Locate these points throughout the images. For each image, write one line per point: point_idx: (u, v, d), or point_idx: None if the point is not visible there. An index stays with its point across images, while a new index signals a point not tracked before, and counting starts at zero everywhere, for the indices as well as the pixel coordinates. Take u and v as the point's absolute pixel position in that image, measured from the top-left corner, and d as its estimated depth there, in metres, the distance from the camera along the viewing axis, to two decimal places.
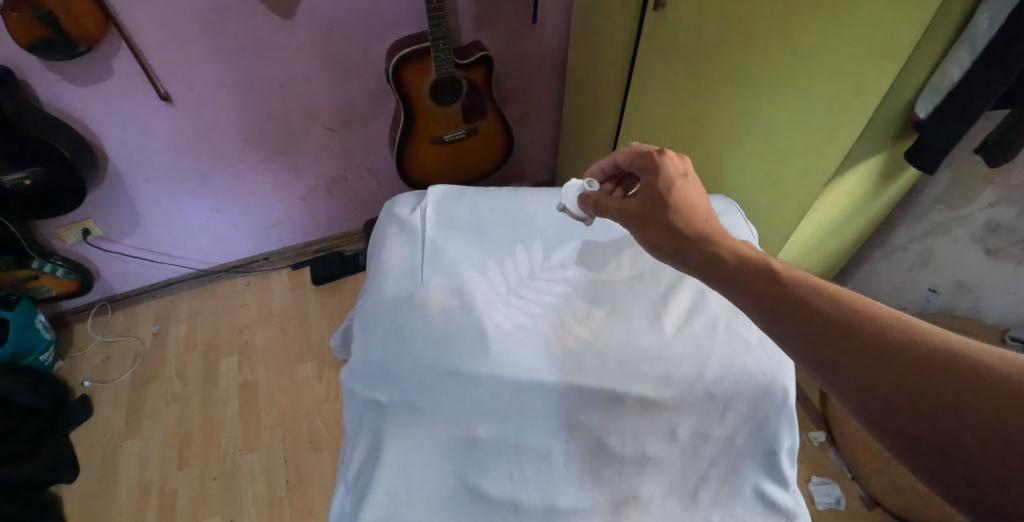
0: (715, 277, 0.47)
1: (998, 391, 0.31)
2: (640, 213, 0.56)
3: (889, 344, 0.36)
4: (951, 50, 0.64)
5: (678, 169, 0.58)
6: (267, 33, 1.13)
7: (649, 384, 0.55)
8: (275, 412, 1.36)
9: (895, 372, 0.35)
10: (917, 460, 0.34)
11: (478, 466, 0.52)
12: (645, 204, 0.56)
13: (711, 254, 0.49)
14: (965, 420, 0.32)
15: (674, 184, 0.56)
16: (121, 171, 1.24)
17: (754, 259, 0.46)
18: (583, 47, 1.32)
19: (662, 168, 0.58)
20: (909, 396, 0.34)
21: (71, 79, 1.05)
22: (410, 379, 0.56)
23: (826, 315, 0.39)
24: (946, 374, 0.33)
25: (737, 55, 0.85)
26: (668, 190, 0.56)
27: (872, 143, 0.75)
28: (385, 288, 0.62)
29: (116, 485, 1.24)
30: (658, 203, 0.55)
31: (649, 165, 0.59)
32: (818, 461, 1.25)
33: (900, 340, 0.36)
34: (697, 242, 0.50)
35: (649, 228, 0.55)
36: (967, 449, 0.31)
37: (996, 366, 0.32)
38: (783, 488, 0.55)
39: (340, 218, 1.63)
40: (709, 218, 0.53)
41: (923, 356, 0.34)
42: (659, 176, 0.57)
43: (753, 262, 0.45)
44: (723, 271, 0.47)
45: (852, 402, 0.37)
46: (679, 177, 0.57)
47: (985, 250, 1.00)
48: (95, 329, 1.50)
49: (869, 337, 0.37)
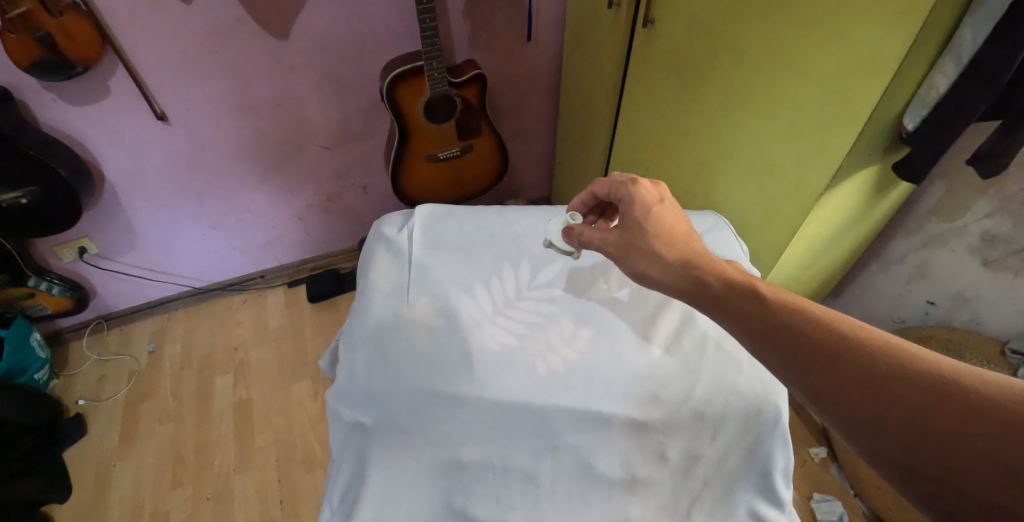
0: (703, 302, 0.47)
1: (991, 419, 0.30)
2: (621, 242, 0.56)
3: (880, 374, 0.35)
4: (937, 62, 0.64)
5: (653, 196, 0.58)
6: (263, 54, 1.14)
7: (636, 404, 0.54)
8: (270, 430, 1.35)
9: (882, 400, 0.34)
10: (915, 488, 0.33)
11: (465, 490, 0.51)
12: (627, 232, 0.56)
13: (697, 280, 0.48)
14: (960, 449, 0.31)
15: (650, 210, 0.56)
16: (118, 190, 1.25)
17: (740, 282, 0.46)
18: (576, 64, 1.33)
19: (637, 198, 0.58)
20: (901, 421, 0.33)
21: (68, 99, 1.06)
22: (394, 401, 0.55)
23: (807, 342, 0.39)
24: (938, 404, 0.32)
25: (726, 72, 0.86)
26: (647, 216, 0.56)
27: (862, 157, 0.74)
28: (372, 309, 0.62)
29: (107, 505, 1.22)
30: (636, 231, 0.55)
31: (625, 195, 0.59)
32: (820, 478, 1.23)
33: (889, 368, 0.35)
34: (679, 269, 0.50)
35: (633, 256, 0.54)
36: (964, 476, 0.30)
37: (993, 393, 0.31)
38: (779, 509, 0.53)
39: (337, 235, 1.63)
40: (693, 241, 0.53)
41: (912, 381, 0.34)
42: (634, 204, 0.57)
43: (739, 289, 0.45)
44: (710, 296, 0.47)
45: (847, 431, 0.36)
46: (655, 203, 0.57)
47: (982, 262, 0.99)
48: (91, 347, 1.50)
49: (853, 364, 0.36)
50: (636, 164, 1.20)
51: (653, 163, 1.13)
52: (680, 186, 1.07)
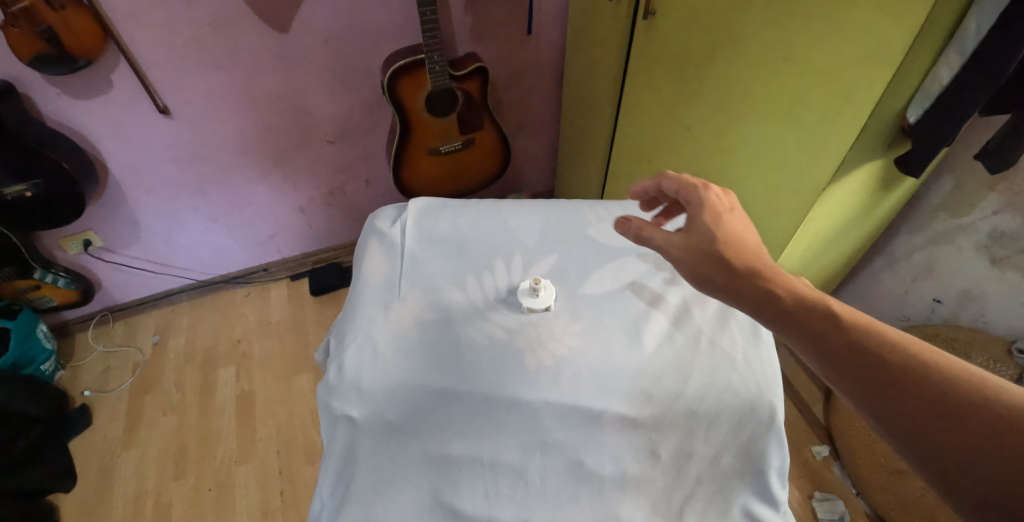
0: (768, 314, 0.45)
1: None
2: (685, 246, 0.52)
3: (959, 405, 0.32)
4: (942, 53, 0.62)
5: (723, 203, 0.54)
6: (264, 47, 1.14)
7: (627, 401, 0.54)
8: (272, 422, 1.36)
9: (967, 433, 0.31)
10: None
11: (453, 485, 0.50)
12: (691, 237, 0.52)
13: (763, 291, 0.46)
14: None
15: (720, 218, 0.52)
16: (121, 183, 1.26)
17: (811, 298, 0.43)
18: (578, 58, 1.32)
19: (708, 202, 0.54)
20: (979, 456, 0.30)
21: (71, 93, 1.06)
22: (384, 394, 0.54)
23: (880, 366, 0.36)
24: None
25: (727, 65, 0.85)
26: (716, 223, 0.52)
27: (864, 151, 0.73)
28: (364, 301, 0.62)
29: (112, 495, 1.24)
30: (702, 236, 0.51)
31: (694, 199, 0.55)
32: (822, 477, 1.22)
33: (974, 400, 0.32)
34: (746, 280, 0.47)
35: (696, 261, 0.51)
36: None
37: None
38: (774, 508, 0.52)
39: (340, 229, 1.64)
40: (761, 254, 0.49)
41: (991, 418, 0.31)
42: (704, 209, 0.53)
43: (809, 307, 0.42)
44: (777, 309, 0.44)
45: (918, 463, 0.33)
46: (724, 211, 0.54)
47: (990, 260, 0.97)
48: (97, 339, 1.52)
49: (928, 394, 0.34)
50: (639, 159, 1.19)
51: (655, 157, 1.12)
52: None
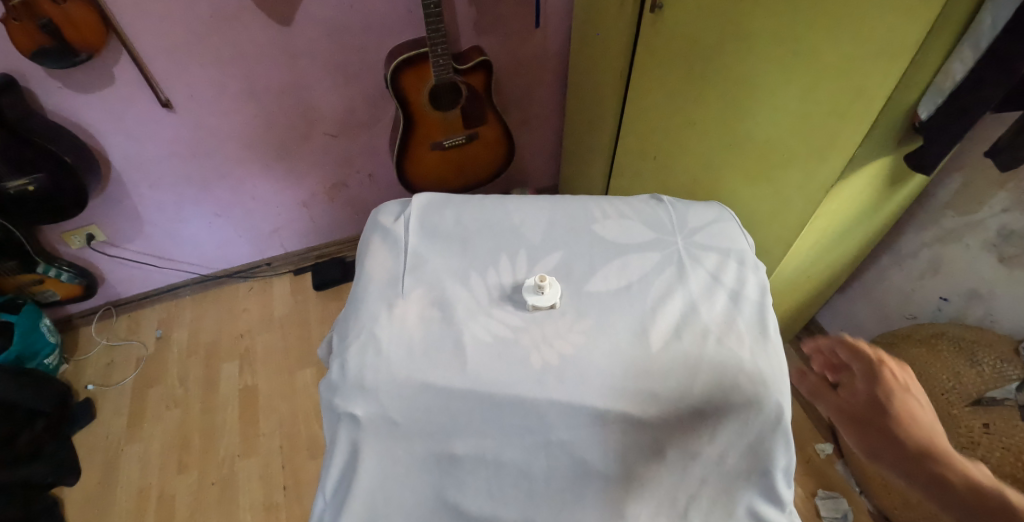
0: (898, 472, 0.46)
1: None
2: (857, 418, 0.50)
3: None
4: (956, 48, 0.61)
5: (897, 380, 0.50)
6: (266, 40, 1.13)
7: (632, 400, 0.53)
8: (274, 417, 1.36)
9: None
10: None
11: (456, 483, 0.52)
12: (865, 411, 0.49)
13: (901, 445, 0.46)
14: None
15: (895, 396, 0.49)
16: (123, 177, 1.25)
17: (943, 456, 0.45)
18: (583, 51, 1.31)
19: (880, 379, 0.50)
20: None
21: (73, 87, 1.06)
22: (386, 392, 0.53)
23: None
24: None
25: (736, 60, 0.84)
26: (891, 401, 0.49)
27: (875, 147, 0.72)
28: (366, 297, 0.60)
29: (116, 489, 1.24)
30: (875, 411, 0.49)
31: (867, 376, 0.52)
32: (825, 474, 1.23)
33: None
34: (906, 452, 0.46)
35: (867, 439, 0.48)
36: None
37: None
38: (780, 509, 0.53)
39: (343, 224, 1.63)
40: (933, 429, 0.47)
41: None
42: (877, 387, 0.50)
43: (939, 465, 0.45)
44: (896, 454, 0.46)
45: None
46: (898, 391, 0.49)
47: (998, 258, 0.95)
48: (100, 332, 1.52)
49: None
50: (644, 155, 1.18)
51: (660, 152, 1.11)
52: (689, 176, 1.05)
